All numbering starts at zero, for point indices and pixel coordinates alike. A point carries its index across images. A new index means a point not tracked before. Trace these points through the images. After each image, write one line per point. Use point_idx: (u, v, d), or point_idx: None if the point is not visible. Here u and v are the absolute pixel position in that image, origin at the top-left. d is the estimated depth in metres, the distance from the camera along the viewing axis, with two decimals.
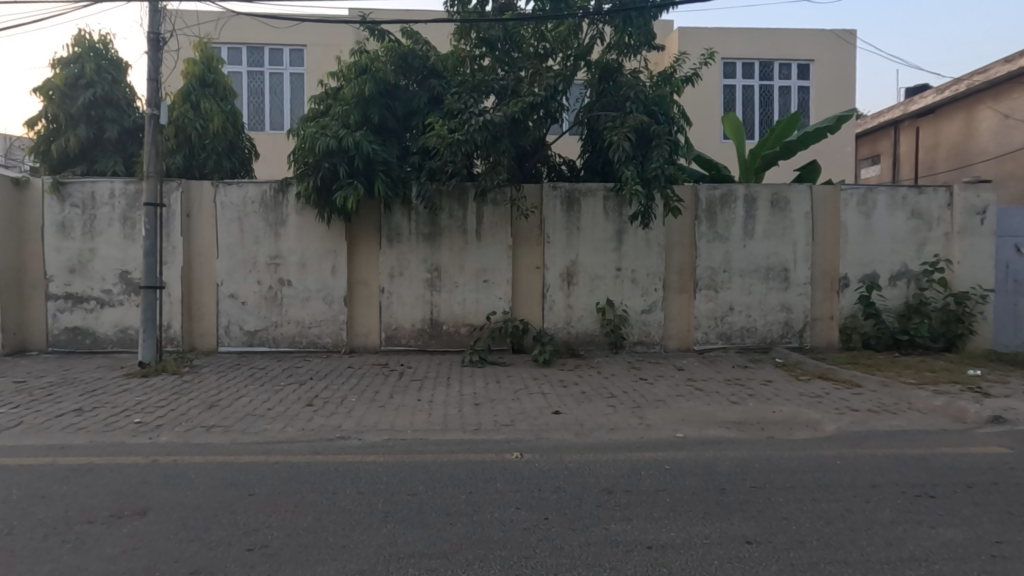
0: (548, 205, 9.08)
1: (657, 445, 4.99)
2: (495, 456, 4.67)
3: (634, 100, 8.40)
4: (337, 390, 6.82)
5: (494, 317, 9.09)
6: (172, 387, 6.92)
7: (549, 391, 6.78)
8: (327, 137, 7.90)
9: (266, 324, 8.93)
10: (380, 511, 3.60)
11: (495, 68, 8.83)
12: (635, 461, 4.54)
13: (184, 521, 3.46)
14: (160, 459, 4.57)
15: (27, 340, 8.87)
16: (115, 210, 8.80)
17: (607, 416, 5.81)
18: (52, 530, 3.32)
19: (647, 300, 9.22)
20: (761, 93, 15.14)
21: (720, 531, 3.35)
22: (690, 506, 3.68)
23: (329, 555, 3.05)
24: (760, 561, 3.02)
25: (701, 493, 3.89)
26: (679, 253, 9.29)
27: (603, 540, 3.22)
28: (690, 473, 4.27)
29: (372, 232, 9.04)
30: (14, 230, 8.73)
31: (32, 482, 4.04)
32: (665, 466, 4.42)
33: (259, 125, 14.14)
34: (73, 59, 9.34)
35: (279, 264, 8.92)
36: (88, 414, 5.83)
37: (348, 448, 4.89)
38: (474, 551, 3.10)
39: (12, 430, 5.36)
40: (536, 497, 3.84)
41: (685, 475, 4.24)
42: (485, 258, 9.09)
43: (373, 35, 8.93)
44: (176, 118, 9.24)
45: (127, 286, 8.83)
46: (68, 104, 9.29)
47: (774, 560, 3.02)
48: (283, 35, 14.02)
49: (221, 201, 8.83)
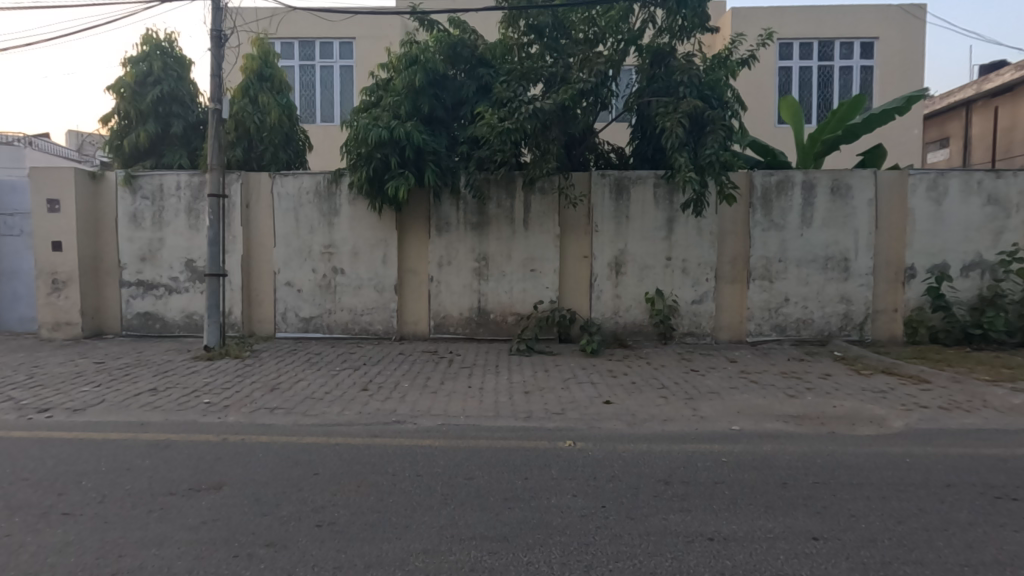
0: (597, 193, 8.98)
1: (712, 437, 4.91)
2: (548, 444, 4.69)
3: (686, 85, 8.19)
4: (390, 376, 7.01)
5: (541, 306, 9.09)
6: (236, 370, 7.27)
7: (598, 380, 6.77)
8: (379, 128, 8.05)
9: (320, 311, 9.23)
10: (439, 493, 3.69)
11: (544, 55, 8.74)
12: (691, 453, 4.48)
13: (256, 496, 3.65)
14: (229, 438, 4.83)
15: (103, 324, 9.48)
16: (181, 202, 9.25)
17: (658, 407, 5.75)
18: (140, 499, 3.57)
19: (698, 290, 9.02)
20: (820, 74, 14.45)
21: (784, 526, 3.27)
22: (751, 499, 3.61)
23: (393, 534, 3.15)
24: (829, 558, 2.94)
25: (761, 487, 3.80)
26: (731, 242, 9.03)
27: (663, 530, 3.21)
28: (748, 466, 4.18)
29: (421, 222, 9.19)
30: (90, 220, 9.31)
31: (117, 456, 4.35)
32: (722, 459, 4.34)
33: (311, 117, 14.54)
34: (141, 58, 9.84)
35: (333, 253, 9.18)
36: (162, 393, 6.20)
37: (404, 432, 5.03)
38: (533, 536, 3.14)
39: (96, 406, 5.76)
40: (591, 485, 3.85)
41: (743, 468, 4.15)
42: (533, 247, 9.09)
43: (422, 25, 8.99)
44: (235, 112, 9.59)
45: (192, 273, 9.30)
46: (137, 101, 9.80)
47: (844, 558, 2.93)
48: (334, 28, 14.32)
49: (278, 191, 9.14)
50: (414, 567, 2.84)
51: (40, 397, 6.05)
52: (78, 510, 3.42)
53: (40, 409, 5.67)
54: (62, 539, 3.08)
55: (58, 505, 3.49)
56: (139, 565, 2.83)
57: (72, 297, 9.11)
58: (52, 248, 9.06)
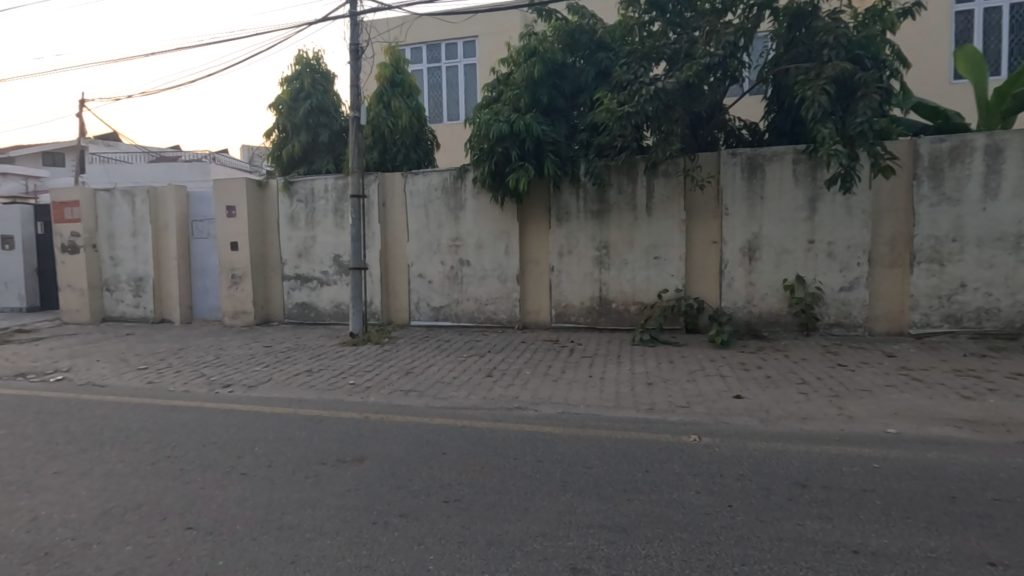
0: (726, 174, 8.41)
1: (862, 440, 4.41)
2: (671, 437, 4.54)
3: (832, 47, 7.34)
4: (513, 363, 7.23)
5: (666, 294, 8.76)
6: (376, 355, 7.99)
7: (728, 373, 6.38)
8: (499, 123, 8.27)
9: (449, 300, 9.76)
10: (558, 480, 3.75)
11: (666, 32, 8.34)
12: (835, 456, 4.06)
13: (393, 470, 3.99)
14: (371, 416, 5.33)
15: (270, 313, 10.91)
16: (329, 203, 10.31)
17: (797, 404, 5.29)
18: (299, 466, 4.09)
19: (848, 276, 8.08)
20: (1011, 14, 12.08)
21: (951, 546, 2.85)
22: (908, 512, 3.19)
23: (514, 515, 3.27)
24: None
25: (922, 500, 3.34)
26: (890, 221, 7.95)
27: (797, 537, 2.96)
28: (907, 475, 3.70)
29: (542, 212, 9.30)
30: (259, 222, 10.73)
31: (282, 427, 5.02)
32: (873, 465, 3.88)
33: (439, 117, 15.36)
34: (295, 76, 11.07)
35: (459, 245, 9.64)
36: (316, 374, 7.02)
37: (525, 418, 5.17)
38: (653, 529, 3.08)
39: (265, 383, 6.68)
40: (717, 482, 3.66)
41: (900, 477, 3.67)
42: (656, 234, 8.77)
43: (541, 16, 9.03)
44: (372, 118, 10.41)
45: (339, 267, 10.34)
46: (292, 115, 11.04)
47: None
48: (457, 29, 14.94)
49: (409, 189, 9.80)
50: (533, 549, 2.93)
51: (225, 374, 7.16)
52: (252, 472, 4.00)
53: (225, 384, 6.72)
54: (240, 495, 3.63)
55: (238, 467, 4.12)
56: (298, 522, 3.25)
57: (246, 289, 10.59)
58: (230, 248, 10.59)
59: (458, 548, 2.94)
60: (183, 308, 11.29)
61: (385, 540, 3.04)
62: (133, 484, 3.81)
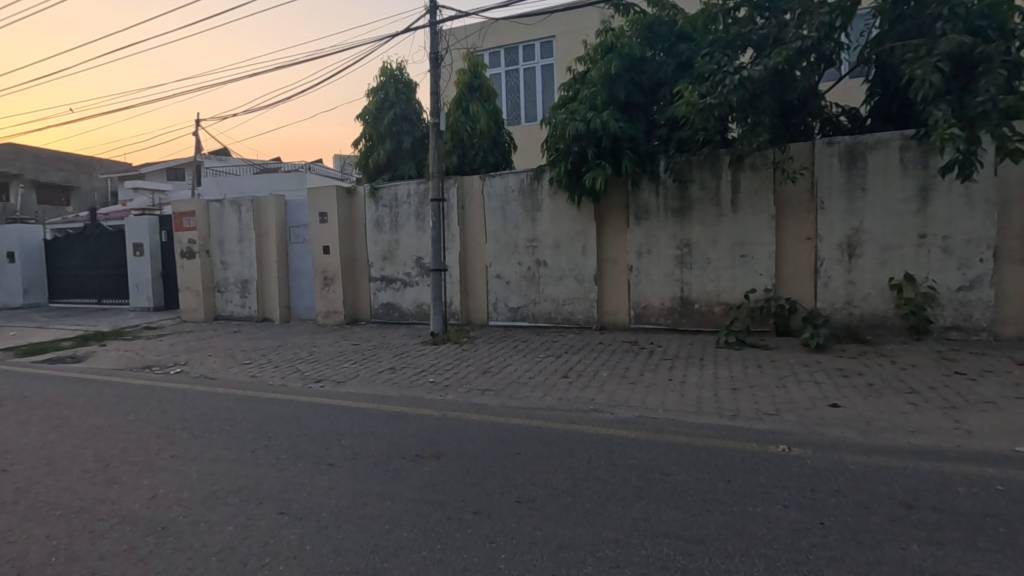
0: (822, 165, 8.00)
1: (967, 457, 4.09)
2: (757, 446, 4.39)
3: (948, 20, 6.94)
4: (589, 364, 7.26)
5: (754, 295, 8.43)
6: (456, 354, 8.24)
7: (824, 379, 6.12)
8: (575, 122, 8.30)
9: (526, 301, 9.87)
10: (634, 486, 3.72)
11: (754, 17, 7.97)
12: (931, 475, 3.79)
13: (468, 467, 4.10)
14: (449, 414, 5.49)
15: (358, 313, 11.50)
16: (411, 207, 10.74)
17: (904, 415, 4.99)
18: (381, 460, 4.28)
19: (967, 274, 7.42)
20: None
21: None
22: (1014, 540, 2.97)
23: (586, 520, 3.26)
24: None
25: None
26: (1020, 213, 7.24)
27: (884, 559, 2.82)
28: (1020, 501, 3.39)
29: (620, 211, 9.26)
30: (348, 228, 11.33)
31: (368, 421, 5.29)
32: (974, 487, 3.59)
33: (516, 119, 15.33)
34: (380, 87, 11.64)
35: (536, 246, 9.73)
36: (399, 371, 7.35)
37: (601, 421, 5.18)
38: (733, 543, 2.98)
39: (352, 380, 7.07)
40: (808, 498, 3.50)
41: (1013, 503, 3.38)
42: (743, 230, 8.47)
43: (618, 11, 8.96)
44: (451, 123, 10.79)
45: (421, 269, 10.75)
46: (377, 124, 11.60)
47: None
48: (535, 29, 14.83)
49: (487, 192, 10.00)
50: (604, 555, 2.91)
51: (317, 370, 7.66)
52: (338, 463, 4.23)
53: (317, 380, 7.17)
54: (326, 484, 3.85)
55: (326, 457, 4.37)
56: (378, 513, 3.39)
57: (336, 291, 11.25)
58: (322, 251, 11.27)
59: (529, 549, 2.97)
60: (283, 308, 12.20)
61: (458, 536, 3.12)
62: (236, 470, 4.15)
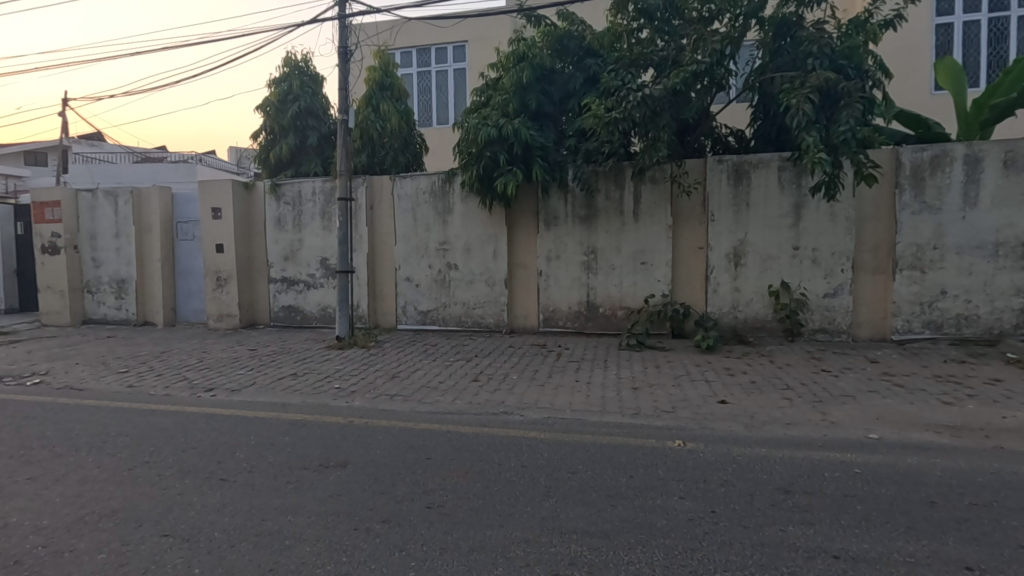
0: (713, 181, 8.68)
1: (831, 446, 4.61)
2: (656, 442, 4.67)
3: (817, 56, 7.81)
4: (499, 367, 7.34)
5: (653, 299, 8.96)
6: (363, 358, 7.97)
7: (714, 378, 6.62)
8: (487, 127, 8.37)
9: (437, 304, 9.78)
10: (543, 485, 3.81)
11: (654, 39, 8.48)
12: (802, 462, 4.23)
13: (376, 475, 3.98)
14: (356, 420, 5.30)
15: (255, 316, 10.78)
16: (316, 206, 10.26)
17: (780, 409, 5.53)
18: (281, 472, 4.03)
19: (831, 282, 8.38)
20: (990, 28, 12.26)
21: (895, 546, 3.05)
22: (867, 516, 3.39)
23: (496, 522, 3.29)
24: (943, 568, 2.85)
25: (879, 504, 3.54)
26: (872, 229, 8.30)
27: (763, 541, 3.10)
28: (872, 482, 3.88)
29: (530, 217, 9.45)
30: (245, 225, 10.60)
31: (267, 431, 4.97)
32: (836, 472, 4.05)
33: (427, 121, 15.17)
34: (283, 78, 11.06)
35: (447, 249, 9.67)
36: (301, 378, 6.98)
37: (511, 423, 5.25)
38: (635, 535, 3.14)
39: (249, 388, 6.60)
40: (700, 489, 3.77)
41: (867, 484, 3.85)
42: (644, 239, 8.97)
43: (530, 21, 9.16)
44: (360, 120, 10.47)
45: (326, 270, 10.29)
46: (280, 117, 10.99)
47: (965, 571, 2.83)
48: (447, 33, 14.79)
49: (397, 193, 9.81)
50: (514, 555, 2.94)
51: (207, 378, 7.06)
52: (232, 477, 3.94)
53: (207, 389, 6.61)
54: (219, 501, 3.57)
55: (218, 472, 4.05)
56: (277, 529, 3.19)
57: (231, 292, 10.48)
58: (216, 249, 10.46)
59: (439, 554, 2.95)
60: (167, 310, 11.15)
61: (366, 546, 3.02)
62: (110, 491, 3.73)
